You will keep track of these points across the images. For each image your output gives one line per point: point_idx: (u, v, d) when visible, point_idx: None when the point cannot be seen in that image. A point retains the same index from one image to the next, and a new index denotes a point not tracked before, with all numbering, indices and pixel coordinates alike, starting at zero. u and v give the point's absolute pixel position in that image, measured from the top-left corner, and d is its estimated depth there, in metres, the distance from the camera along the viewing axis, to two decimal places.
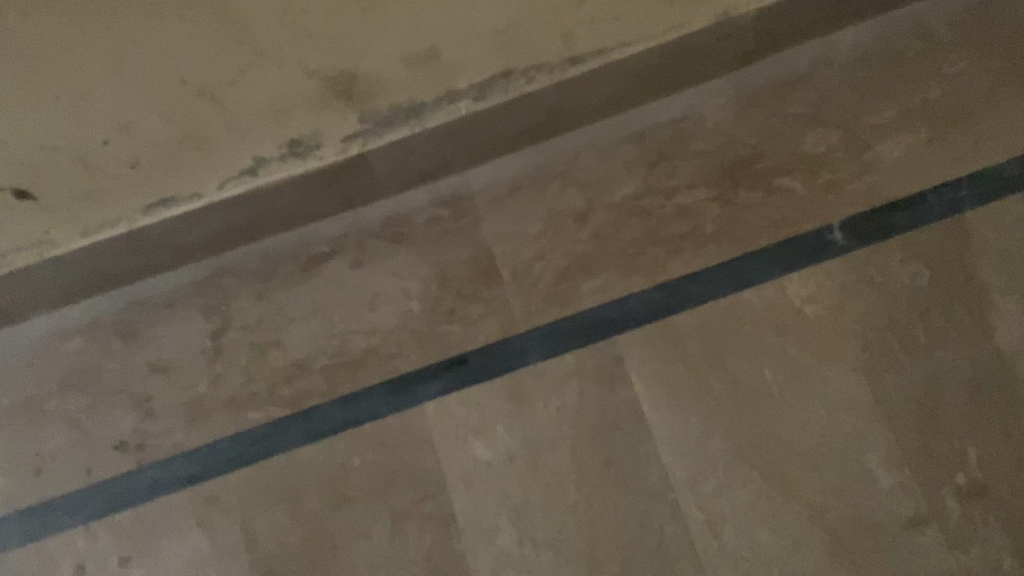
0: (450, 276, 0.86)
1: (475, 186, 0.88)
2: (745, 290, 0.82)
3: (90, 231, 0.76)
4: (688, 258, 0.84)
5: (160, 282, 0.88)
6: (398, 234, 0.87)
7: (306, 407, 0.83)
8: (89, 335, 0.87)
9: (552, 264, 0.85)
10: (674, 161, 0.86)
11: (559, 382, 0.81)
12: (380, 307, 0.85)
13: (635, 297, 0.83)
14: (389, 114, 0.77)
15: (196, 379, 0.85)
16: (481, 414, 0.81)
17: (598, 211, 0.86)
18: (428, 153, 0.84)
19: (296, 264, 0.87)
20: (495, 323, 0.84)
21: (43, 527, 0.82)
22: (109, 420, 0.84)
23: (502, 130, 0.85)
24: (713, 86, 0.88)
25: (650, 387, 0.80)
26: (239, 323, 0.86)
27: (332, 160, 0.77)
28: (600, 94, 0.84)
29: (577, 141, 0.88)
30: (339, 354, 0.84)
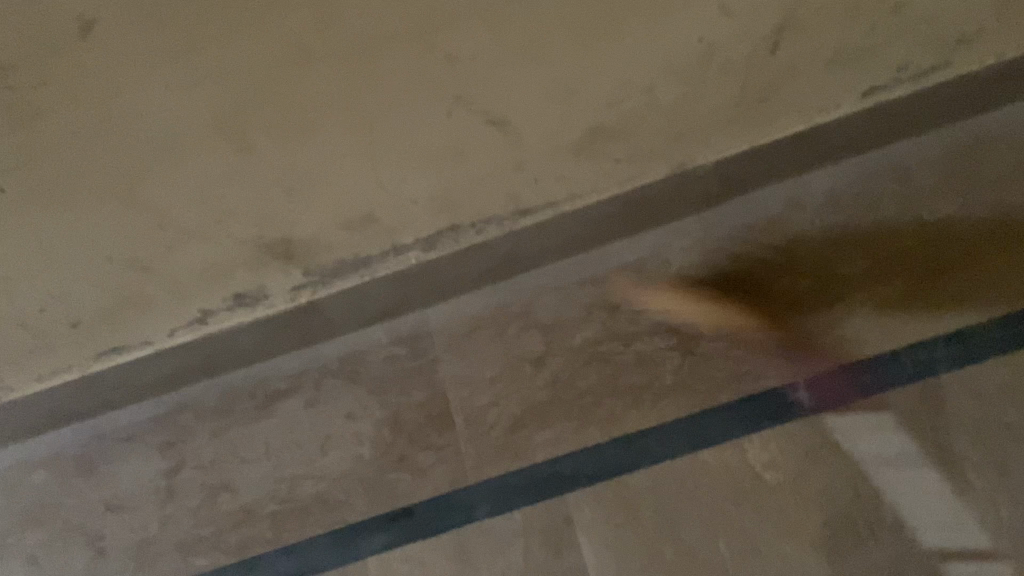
0: (403, 420, 0.84)
1: (434, 324, 0.88)
2: (704, 450, 0.78)
3: (44, 376, 0.79)
4: (646, 412, 0.80)
5: (122, 416, 0.89)
6: (354, 372, 0.87)
7: (250, 556, 0.82)
8: (52, 469, 0.88)
9: (506, 411, 0.83)
10: (637, 307, 0.83)
11: (507, 541, 0.78)
12: (332, 450, 0.85)
13: (588, 452, 0.80)
14: (335, 267, 0.76)
15: (147, 520, 0.84)
16: (423, 573, 0.79)
17: (555, 357, 0.84)
18: (382, 297, 0.83)
19: (253, 401, 0.87)
20: (445, 473, 0.82)
21: None
22: (63, 558, 0.84)
23: (459, 275, 0.84)
24: (679, 227, 0.85)
25: (599, 553, 0.76)
26: (192, 462, 0.86)
27: (283, 307, 0.79)
28: (558, 239, 0.82)
29: (538, 281, 0.87)
30: (288, 500, 0.83)
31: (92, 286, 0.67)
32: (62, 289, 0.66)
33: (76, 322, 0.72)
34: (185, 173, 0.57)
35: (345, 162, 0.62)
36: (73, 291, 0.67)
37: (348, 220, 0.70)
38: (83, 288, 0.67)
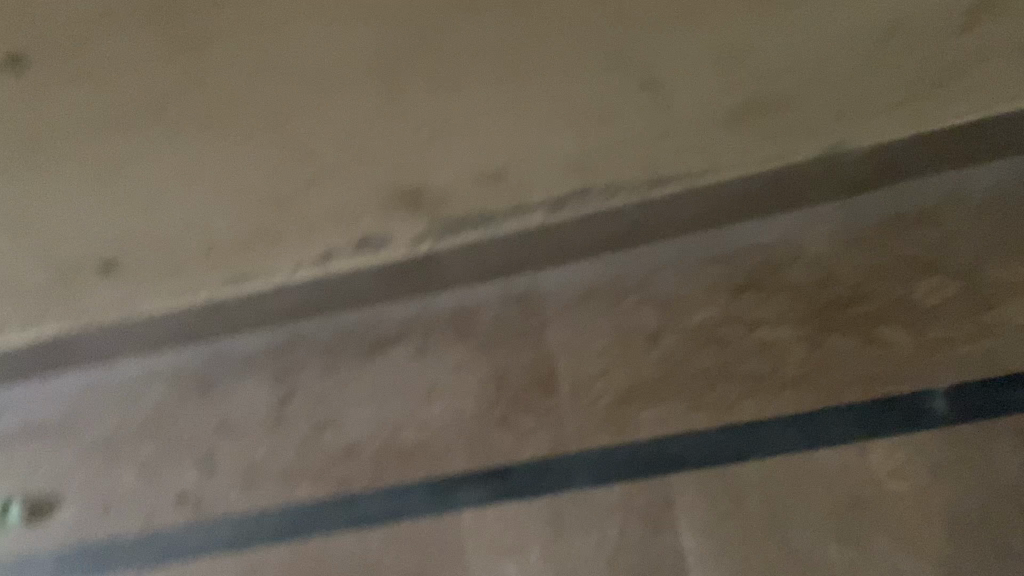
0: (509, 380, 0.84)
1: (548, 288, 0.86)
2: (821, 450, 0.74)
3: (170, 299, 0.81)
4: (763, 402, 0.77)
5: (237, 343, 0.92)
6: (463, 326, 0.87)
7: (349, 494, 0.84)
8: (170, 385, 0.92)
9: (615, 384, 0.81)
10: (765, 293, 0.80)
11: (604, 514, 0.77)
12: (436, 401, 0.85)
13: (697, 436, 0.77)
14: (459, 219, 0.75)
15: (255, 445, 0.88)
16: (516, 534, 0.78)
17: (671, 334, 0.81)
18: (500, 254, 0.82)
19: (364, 342, 0.89)
20: (546, 438, 0.81)
21: (105, 565, 0.87)
22: (175, 471, 0.88)
23: (580, 240, 0.81)
24: (820, 212, 0.81)
25: (699, 540, 0.74)
26: (302, 395, 0.89)
27: (403, 255, 0.78)
28: (689, 212, 0.78)
29: (660, 254, 0.84)
30: (390, 444, 0.85)
31: (227, 212, 0.68)
32: (203, 214, 0.69)
33: (210, 248, 0.74)
34: (337, 109, 0.59)
35: (491, 117, 0.62)
36: (212, 216, 0.69)
37: (481, 172, 0.68)
38: (220, 213, 0.68)
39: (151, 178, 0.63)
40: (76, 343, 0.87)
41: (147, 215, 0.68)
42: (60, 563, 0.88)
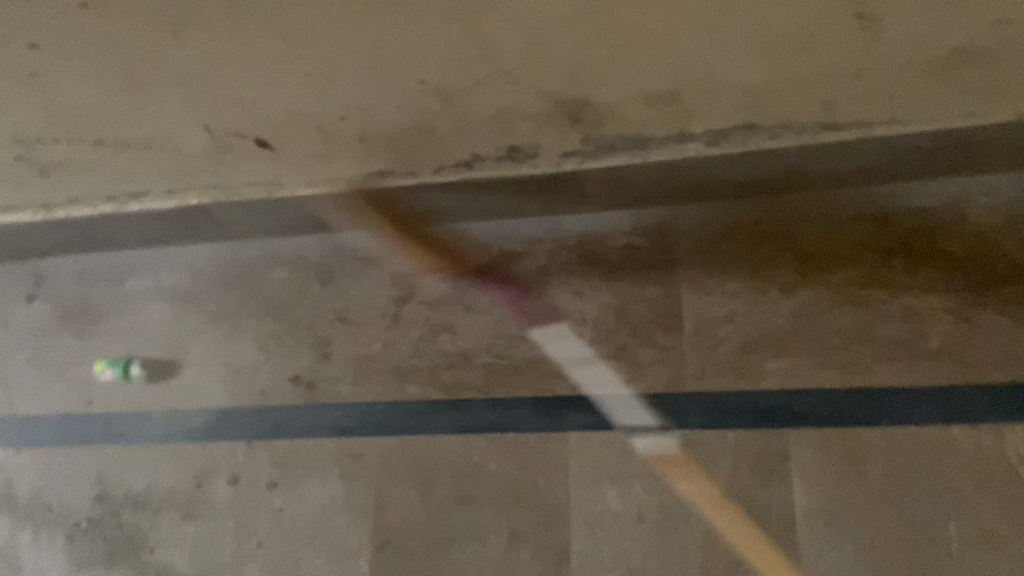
0: (631, 311, 0.83)
1: (682, 225, 0.85)
2: (954, 426, 0.71)
3: (315, 183, 0.83)
4: (897, 370, 0.74)
5: (364, 238, 0.94)
6: (591, 251, 0.87)
7: (459, 399, 0.85)
8: (294, 269, 0.95)
9: (741, 330, 0.80)
10: (915, 257, 0.77)
11: (714, 457, 0.76)
12: (554, 322, 0.85)
13: (824, 394, 0.76)
14: (614, 140, 0.73)
15: (371, 339, 0.89)
16: (622, 462, 0.78)
17: (807, 288, 0.79)
18: (644, 185, 0.81)
19: (488, 254, 0.89)
20: (663, 374, 0.80)
21: (216, 433, 0.90)
22: (292, 354, 0.91)
23: (729, 179, 0.79)
24: (990, 181, 0.77)
25: (811, 497, 0.73)
26: (422, 297, 0.90)
27: (546, 171, 0.78)
28: (852, 163, 0.75)
29: (807, 204, 0.81)
30: (504, 357, 0.85)
31: (391, 101, 0.68)
32: (367, 99, 0.68)
33: (364, 136, 0.74)
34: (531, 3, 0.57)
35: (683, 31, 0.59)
36: (374, 103, 0.69)
37: (652, 93, 0.66)
38: (384, 102, 0.68)
39: (329, 57, 0.63)
40: (214, 216, 0.90)
41: (310, 92, 0.67)
42: (176, 425, 0.92)
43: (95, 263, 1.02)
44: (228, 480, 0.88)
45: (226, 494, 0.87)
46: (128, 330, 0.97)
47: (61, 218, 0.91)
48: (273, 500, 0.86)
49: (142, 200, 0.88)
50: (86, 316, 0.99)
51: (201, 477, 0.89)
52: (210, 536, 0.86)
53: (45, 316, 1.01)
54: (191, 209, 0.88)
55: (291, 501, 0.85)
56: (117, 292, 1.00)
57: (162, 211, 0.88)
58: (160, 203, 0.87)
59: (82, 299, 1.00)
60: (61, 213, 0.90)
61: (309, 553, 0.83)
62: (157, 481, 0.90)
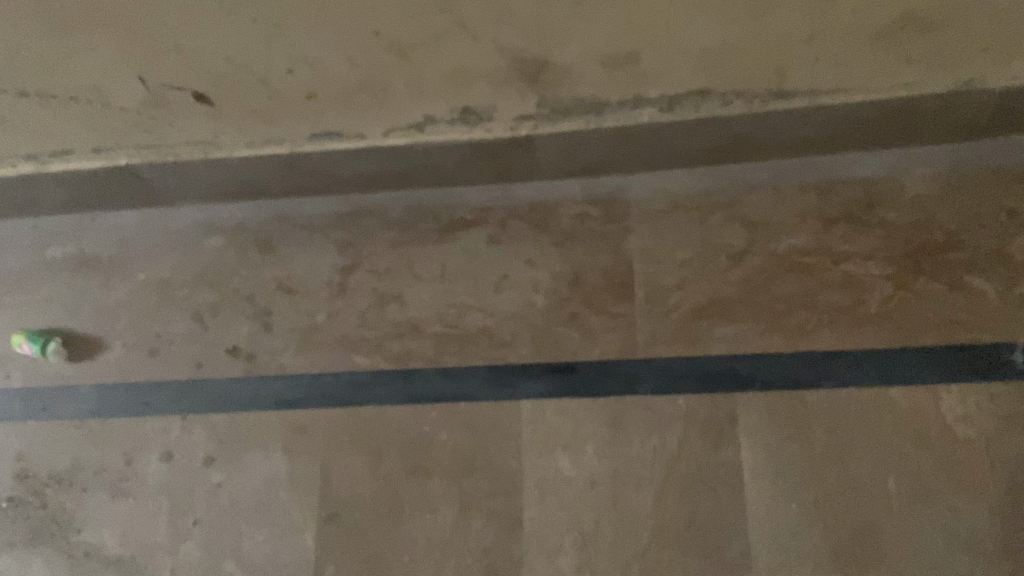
0: (583, 279, 0.83)
1: (633, 194, 0.85)
2: (893, 387, 0.74)
3: (256, 144, 0.79)
4: (840, 333, 0.77)
5: (307, 205, 0.91)
6: (542, 219, 0.86)
7: (409, 368, 0.83)
8: (230, 236, 0.90)
9: (691, 297, 0.81)
10: (855, 226, 0.80)
11: (665, 422, 0.77)
12: (505, 291, 0.84)
13: (770, 358, 0.77)
14: (569, 104, 0.73)
15: (315, 308, 0.87)
16: (574, 429, 0.78)
17: (754, 256, 0.80)
18: (598, 151, 0.81)
19: (437, 222, 0.88)
20: (614, 341, 0.81)
21: (147, 407, 0.85)
22: (230, 324, 0.87)
23: (680, 146, 0.80)
24: (923, 153, 0.81)
25: (758, 458, 0.74)
26: (369, 266, 0.87)
27: (499, 134, 0.76)
28: (798, 133, 0.77)
29: (754, 174, 0.83)
30: (454, 326, 0.84)
31: (342, 53, 0.66)
32: (316, 49, 0.65)
33: (313, 92, 0.71)
34: None
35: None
36: (323, 54, 0.66)
37: (611, 54, 0.66)
38: (334, 52, 0.66)
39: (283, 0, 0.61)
40: (146, 179, 0.85)
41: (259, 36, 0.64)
42: (102, 401, 0.86)
43: (11, 230, 0.95)
44: (161, 457, 0.83)
45: (159, 471, 0.83)
46: (48, 301, 0.91)
47: None
48: (211, 476, 0.82)
49: (66, 159, 0.82)
50: (0, 286, 0.92)
51: (131, 454, 0.84)
52: (142, 515, 0.82)
53: None
54: (118, 170, 0.83)
55: (230, 476, 0.82)
56: (36, 261, 0.93)
57: (87, 171, 0.83)
58: (86, 163, 0.82)
59: None
60: None
61: (250, 530, 0.79)
62: (83, 459, 0.85)
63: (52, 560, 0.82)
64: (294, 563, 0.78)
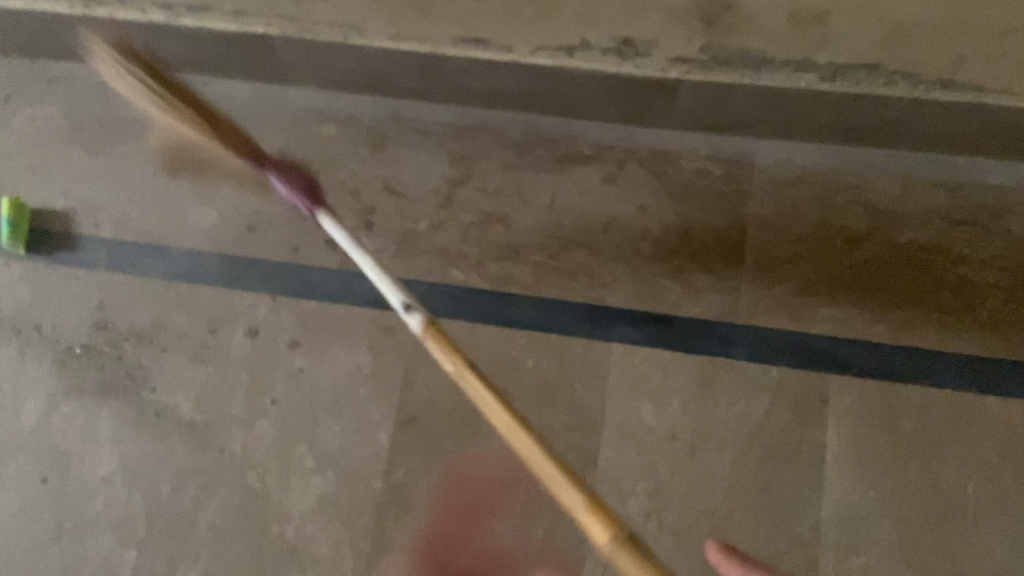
0: (694, 235, 0.82)
1: (758, 159, 0.83)
2: (989, 396, 0.75)
3: (398, 38, 0.78)
4: (944, 334, 0.77)
5: (423, 109, 0.89)
6: (661, 167, 0.84)
7: (505, 291, 0.83)
8: (343, 128, 0.89)
9: (801, 273, 0.80)
10: (979, 232, 0.79)
11: (755, 390, 0.77)
12: (613, 232, 0.83)
13: (871, 346, 0.77)
14: (732, 55, 0.72)
15: (419, 215, 0.86)
16: (663, 380, 0.79)
17: (872, 244, 0.80)
18: (739, 108, 0.79)
19: (554, 151, 0.86)
20: (716, 302, 0.80)
21: (238, 281, 0.86)
22: (330, 215, 0.86)
23: (823, 118, 0.78)
24: None
25: (843, 441, 0.75)
26: (479, 183, 0.86)
27: (649, 73, 0.75)
28: (947, 128, 0.76)
29: (885, 161, 0.82)
30: (557, 259, 0.83)
31: None
32: None
33: None
34: None
35: None
36: None
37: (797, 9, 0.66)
38: None
39: None
40: (274, 53, 0.83)
41: None
42: (193, 267, 0.86)
43: (115, 76, 0.92)
44: (246, 332, 0.84)
45: (242, 345, 0.84)
46: (148, 157, 0.90)
47: (102, 20, 0.83)
48: (293, 360, 0.83)
49: (198, 16, 0.81)
50: (101, 133, 0.91)
51: (216, 323, 0.85)
52: (221, 384, 0.83)
53: (52, 123, 0.92)
54: (247, 37, 0.81)
55: (313, 363, 0.83)
56: (138, 113, 0.91)
57: (219, 33, 0.81)
58: (219, 24, 0.80)
59: (96, 114, 0.92)
60: (102, 14, 0.83)
61: (326, 420, 0.81)
62: (166, 320, 0.85)
63: (123, 412, 0.83)
64: (367, 458, 0.80)
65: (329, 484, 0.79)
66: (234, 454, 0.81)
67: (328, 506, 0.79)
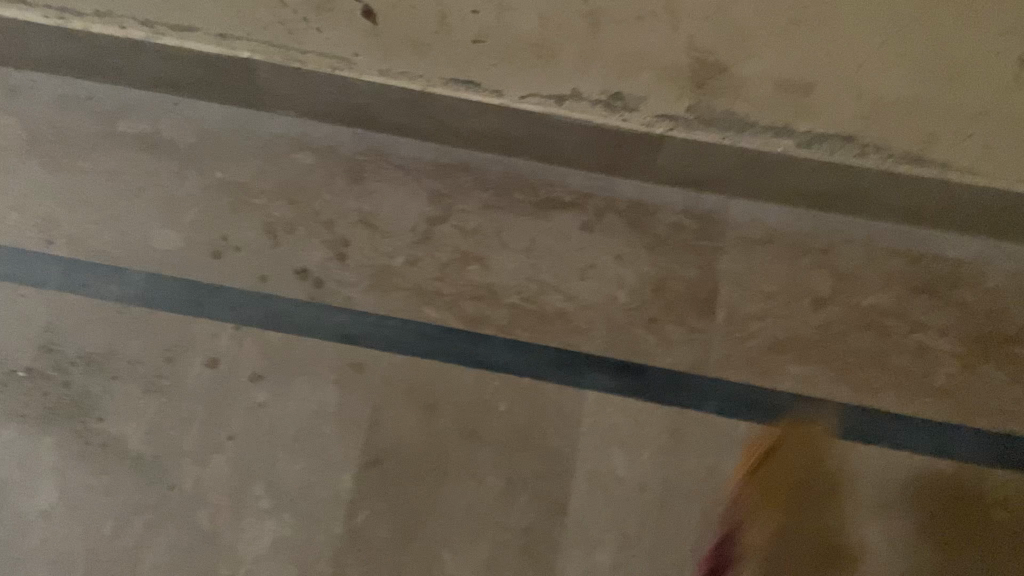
0: (668, 287, 0.83)
1: (731, 217, 0.86)
2: (943, 459, 0.78)
3: (387, 73, 0.77)
4: (903, 397, 0.80)
5: (403, 145, 0.88)
6: (638, 218, 0.86)
7: (479, 333, 0.82)
8: (320, 157, 0.87)
9: (770, 330, 0.82)
10: (935, 299, 0.83)
11: (723, 444, 0.78)
12: (589, 280, 0.84)
13: (834, 405, 0.80)
14: (717, 117, 0.74)
15: (394, 251, 0.84)
16: (633, 430, 0.79)
17: (837, 305, 0.83)
18: (718, 167, 0.81)
19: (533, 196, 0.86)
20: (687, 354, 0.81)
21: (200, 308, 0.82)
22: (302, 245, 0.84)
23: (797, 182, 0.81)
24: (1010, 248, 0.84)
25: (806, 499, 0.77)
26: (456, 223, 0.85)
27: (635, 126, 0.77)
28: (910, 200, 0.80)
29: (849, 227, 0.85)
30: (532, 303, 0.83)
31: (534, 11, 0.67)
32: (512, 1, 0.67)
33: (478, 38, 0.71)
34: None
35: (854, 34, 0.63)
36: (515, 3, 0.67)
37: (786, 79, 0.69)
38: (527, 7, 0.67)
39: None
40: (257, 77, 0.81)
41: None
42: (152, 291, 0.83)
43: (81, 89, 0.89)
44: (206, 362, 0.80)
45: (200, 376, 0.80)
46: (111, 173, 0.86)
47: (76, 31, 0.80)
48: (255, 394, 0.80)
49: (183, 36, 0.78)
50: (61, 146, 0.87)
51: (174, 351, 0.81)
52: (175, 416, 0.79)
53: (7, 132, 0.87)
54: (232, 61, 0.80)
55: (275, 398, 0.80)
56: (102, 128, 0.88)
57: (203, 55, 0.79)
58: (203, 45, 0.78)
59: (58, 125, 0.88)
60: (77, 25, 0.79)
61: (286, 458, 0.78)
62: (119, 345, 0.81)
63: (66, 441, 0.78)
64: (329, 499, 0.77)
65: (286, 526, 0.76)
66: (185, 491, 0.77)
67: (283, 550, 0.75)
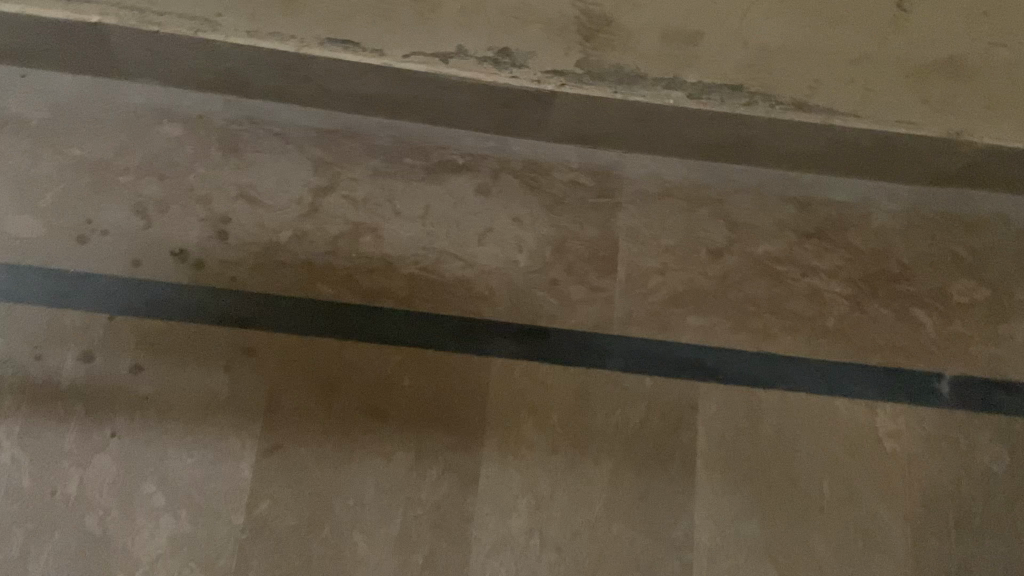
0: (568, 247, 0.82)
1: (627, 172, 0.85)
2: (837, 398, 0.80)
3: (255, 34, 0.72)
4: (798, 341, 0.82)
5: (283, 112, 0.83)
6: (534, 178, 0.84)
7: (376, 306, 0.79)
8: (190, 128, 0.81)
9: (670, 283, 0.82)
10: (824, 243, 0.85)
11: (630, 400, 0.78)
12: (488, 244, 0.81)
13: (734, 353, 0.81)
14: (606, 70, 0.73)
15: (280, 225, 0.79)
16: (541, 393, 0.78)
17: (733, 255, 0.83)
18: (611, 123, 0.80)
19: (425, 159, 0.83)
20: (590, 314, 0.81)
21: (68, 299, 0.75)
22: (178, 225, 0.78)
23: (688, 134, 0.80)
24: (892, 189, 0.87)
25: (711, 447, 0.78)
26: (345, 192, 0.81)
27: (523, 84, 0.74)
28: (797, 147, 0.81)
29: (741, 177, 0.86)
30: (430, 272, 0.80)
31: None
32: None
33: None
34: None
35: None
36: None
37: (672, 30, 0.68)
38: None
39: None
40: (111, 43, 0.74)
41: None
42: (11, 283, 0.75)
43: None
44: (79, 357, 0.74)
45: (74, 372, 0.74)
46: None
47: None
48: (137, 386, 0.74)
49: (23, 1, 0.70)
50: None
51: (42, 348, 0.74)
52: (49, 418, 0.73)
53: None
54: (80, 27, 0.72)
55: (160, 390, 0.74)
56: None
57: (46, 20, 0.71)
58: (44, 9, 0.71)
59: None
60: None
61: (178, 452, 0.73)
62: None
63: None
64: (228, 491, 0.73)
65: (183, 523, 0.72)
66: (67, 497, 0.71)
67: (181, 548, 0.71)
